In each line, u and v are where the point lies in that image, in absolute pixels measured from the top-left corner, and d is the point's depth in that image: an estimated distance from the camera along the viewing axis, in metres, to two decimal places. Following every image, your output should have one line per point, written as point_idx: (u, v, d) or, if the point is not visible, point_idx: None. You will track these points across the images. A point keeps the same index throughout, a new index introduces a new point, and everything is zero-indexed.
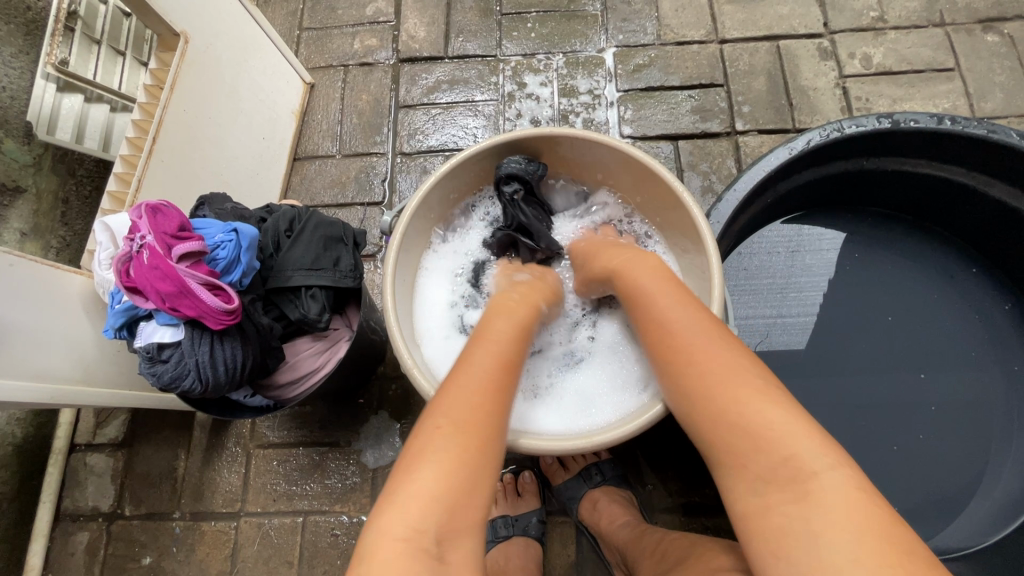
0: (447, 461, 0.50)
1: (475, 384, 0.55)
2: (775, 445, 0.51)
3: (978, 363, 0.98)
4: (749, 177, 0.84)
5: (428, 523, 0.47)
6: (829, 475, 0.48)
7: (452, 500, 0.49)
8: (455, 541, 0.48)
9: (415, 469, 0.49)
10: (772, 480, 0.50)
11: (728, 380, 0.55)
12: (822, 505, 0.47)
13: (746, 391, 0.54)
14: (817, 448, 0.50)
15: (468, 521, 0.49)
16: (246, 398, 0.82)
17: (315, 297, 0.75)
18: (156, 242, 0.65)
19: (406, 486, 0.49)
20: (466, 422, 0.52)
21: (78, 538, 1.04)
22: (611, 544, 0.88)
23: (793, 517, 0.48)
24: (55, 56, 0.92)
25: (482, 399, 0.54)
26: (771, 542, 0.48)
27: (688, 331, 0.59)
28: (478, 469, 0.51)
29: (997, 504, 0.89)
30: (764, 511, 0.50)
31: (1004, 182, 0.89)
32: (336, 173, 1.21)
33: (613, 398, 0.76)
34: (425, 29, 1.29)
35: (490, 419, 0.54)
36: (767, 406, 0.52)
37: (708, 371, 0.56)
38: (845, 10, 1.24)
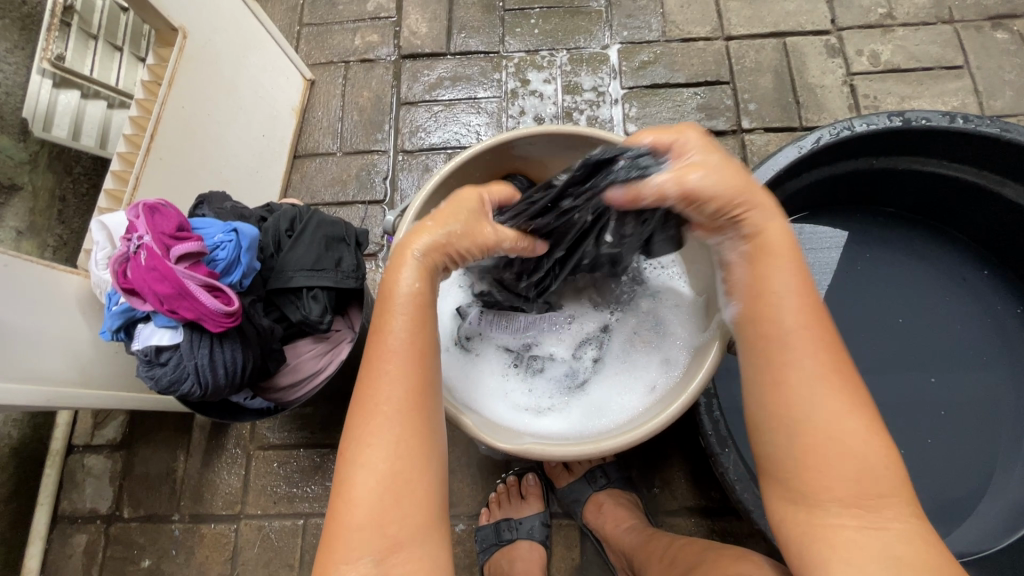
0: (368, 484, 0.50)
1: (388, 387, 0.53)
2: (869, 478, 0.51)
3: (987, 364, 0.97)
4: (758, 176, 0.83)
5: (364, 547, 0.49)
6: (908, 516, 0.50)
7: (385, 518, 0.50)
8: (398, 553, 0.50)
9: (348, 487, 0.51)
10: (855, 501, 0.50)
11: (837, 403, 0.52)
12: (904, 541, 0.49)
13: (850, 419, 0.52)
14: (906, 491, 0.51)
15: (409, 530, 0.50)
16: (247, 400, 0.80)
17: (315, 298, 0.74)
18: (154, 243, 0.64)
19: (339, 502, 0.51)
20: (382, 434, 0.52)
21: (77, 541, 1.03)
22: (616, 548, 0.87)
23: (866, 543, 0.49)
24: (52, 51, 0.90)
25: (387, 406, 0.53)
26: (830, 547, 0.50)
27: (800, 338, 0.54)
28: (406, 478, 0.51)
29: (1007, 508, 0.88)
30: (833, 528, 0.50)
31: (1016, 181, 0.88)
32: (336, 171, 1.19)
33: (618, 408, 0.74)
34: (427, 25, 1.27)
35: (404, 422, 0.52)
36: (858, 430, 0.52)
37: (811, 374, 0.53)
38: (852, 7, 1.22)
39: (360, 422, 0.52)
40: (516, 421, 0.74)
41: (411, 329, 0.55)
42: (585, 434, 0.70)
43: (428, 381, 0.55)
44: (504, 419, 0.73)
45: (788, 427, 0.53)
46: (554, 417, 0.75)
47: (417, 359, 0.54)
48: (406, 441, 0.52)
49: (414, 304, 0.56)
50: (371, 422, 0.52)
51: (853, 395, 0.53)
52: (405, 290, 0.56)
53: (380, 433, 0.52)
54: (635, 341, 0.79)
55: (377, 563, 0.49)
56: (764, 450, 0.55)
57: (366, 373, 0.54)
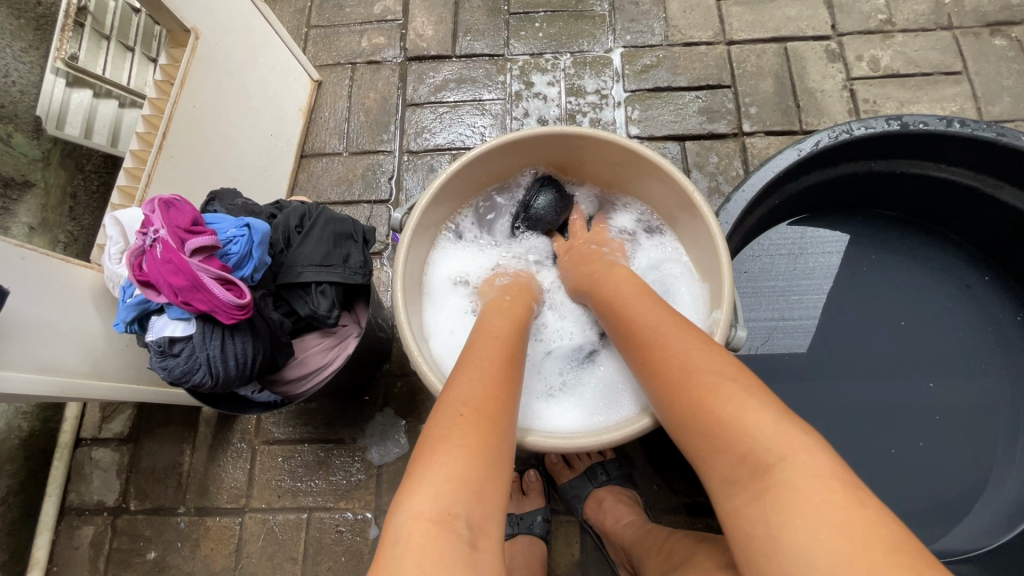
0: (464, 442, 0.49)
1: (488, 368, 0.58)
2: (740, 439, 0.50)
3: (983, 366, 0.98)
4: (758, 177, 0.84)
5: (456, 504, 0.46)
6: (786, 465, 0.47)
7: (478, 481, 0.48)
8: (484, 523, 0.46)
9: (437, 450, 0.49)
10: (741, 477, 0.49)
11: (701, 382, 0.55)
12: (789, 495, 0.45)
13: (718, 390, 0.53)
14: (775, 436, 0.49)
15: (497, 505, 0.48)
16: (254, 393, 0.82)
17: (324, 294, 0.76)
18: (169, 236, 0.65)
19: (428, 463, 0.48)
20: (478, 405, 0.53)
21: (83, 532, 1.04)
22: (616, 543, 0.88)
23: (757, 518, 0.47)
24: (65, 51, 0.92)
25: (487, 385, 0.56)
26: (741, 536, 0.48)
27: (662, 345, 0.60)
28: (494, 452, 0.50)
29: (1002, 507, 0.89)
30: (737, 512, 0.49)
31: (1011, 185, 0.89)
32: (343, 171, 1.21)
33: (628, 389, 0.75)
34: (433, 28, 1.29)
35: (499, 409, 0.54)
36: (720, 397, 0.53)
37: (668, 363, 0.58)
38: (853, 13, 1.24)
39: (455, 397, 0.54)
40: (524, 402, 0.76)
41: (511, 342, 0.64)
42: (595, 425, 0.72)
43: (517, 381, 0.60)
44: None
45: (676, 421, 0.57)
46: (565, 404, 0.77)
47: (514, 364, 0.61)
48: (496, 423, 0.53)
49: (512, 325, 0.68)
50: (472, 394, 0.54)
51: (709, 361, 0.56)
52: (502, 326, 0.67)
53: (477, 403, 0.53)
54: None
55: (469, 528, 0.45)
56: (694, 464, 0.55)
57: (466, 364, 0.59)
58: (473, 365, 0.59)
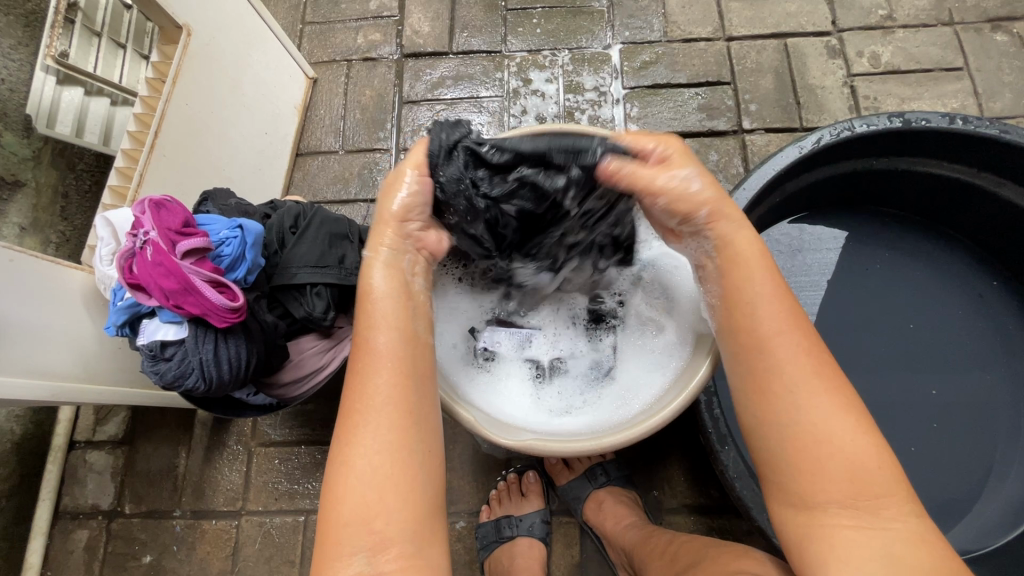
0: (354, 480, 0.50)
1: (379, 379, 0.53)
2: (867, 482, 0.51)
3: (985, 366, 0.98)
4: (759, 176, 0.83)
5: (354, 543, 0.49)
6: (908, 515, 0.50)
7: (370, 514, 0.50)
8: (387, 549, 0.49)
9: (336, 488, 0.51)
10: (853, 503, 0.51)
11: (833, 412, 0.52)
12: (904, 540, 0.49)
13: (847, 425, 0.52)
14: (908, 497, 0.51)
15: (395, 525, 0.50)
16: (249, 396, 0.81)
17: (319, 295, 0.75)
18: (160, 238, 0.64)
19: (331, 500, 0.51)
20: (370, 426, 0.52)
21: (78, 537, 1.03)
22: (616, 545, 0.87)
23: (865, 542, 0.49)
24: (55, 48, 0.90)
25: (373, 404, 0.52)
26: (830, 547, 0.50)
27: (791, 345, 0.55)
28: (391, 473, 0.51)
29: (1004, 507, 0.89)
30: (833, 526, 0.51)
31: (1013, 182, 0.89)
32: (339, 169, 1.20)
33: (639, 396, 0.73)
34: (430, 24, 1.28)
35: (387, 420, 0.52)
36: (853, 434, 0.52)
37: (793, 372, 0.54)
38: (853, 8, 1.23)
39: (348, 419, 0.53)
40: (536, 419, 0.74)
41: (395, 328, 0.56)
42: (607, 427, 0.70)
43: (414, 376, 0.55)
44: (523, 419, 0.73)
45: (772, 425, 0.54)
46: (581, 414, 0.75)
47: (405, 355, 0.55)
48: (394, 444, 0.51)
49: (388, 305, 0.57)
50: (360, 418, 0.52)
51: (835, 390, 0.54)
52: (377, 287, 0.58)
53: (365, 430, 0.51)
54: (646, 326, 0.80)
55: (368, 559, 0.49)
56: (764, 460, 0.55)
57: (353, 375, 0.55)
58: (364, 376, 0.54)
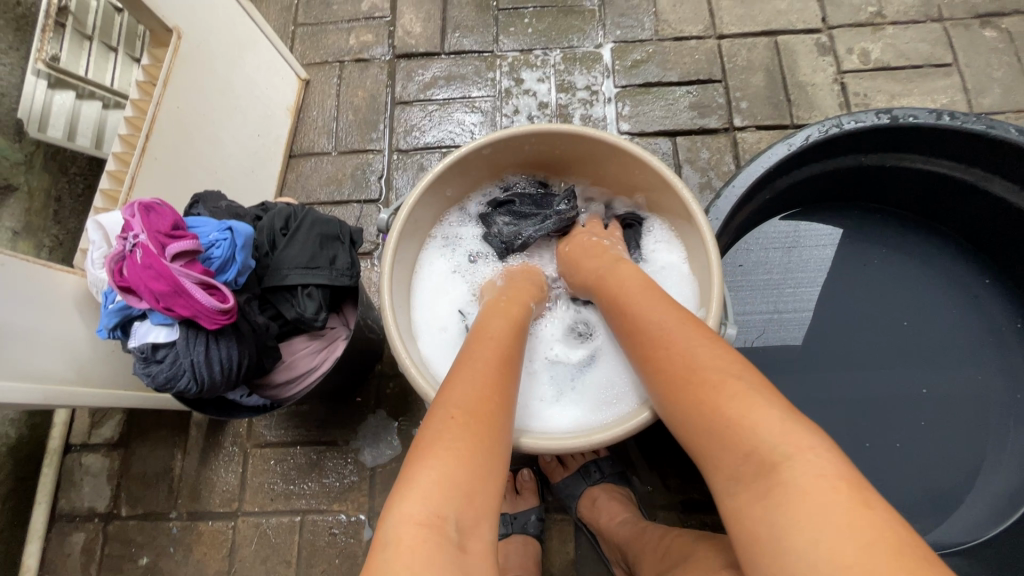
0: (457, 445, 0.49)
1: (488, 370, 0.57)
2: (745, 434, 0.49)
3: (975, 360, 0.98)
4: (748, 173, 0.84)
5: (449, 505, 0.46)
6: (804, 463, 0.46)
7: (466, 485, 0.48)
8: (477, 524, 0.47)
9: (429, 449, 0.49)
10: (748, 474, 0.49)
11: (714, 387, 0.53)
12: (798, 494, 0.45)
13: (727, 390, 0.52)
14: (783, 429, 0.48)
15: (488, 504, 0.49)
16: (243, 398, 0.80)
17: (311, 296, 0.75)
18: (149, 241, 0.64)
19: (420, 458, 0.49)
20: (481, 402, 0.54)
21: (74, 539, 1.03)
22: (610, 541, 0.87)
23: (767, 512, 0.46)
24: (46, 52, 0.91)
25: (483, 384, 0.55)
26: (748, 527, 0.48)
27: (665, 336, 0.59)
28: (490, 452, 0.51)
29: (995, 498, 0.90)
30: (745, 506, 0.48)
31: (1002, 177, 0.89)
32: (331, 170, 1.20)
33: (625, 390, 0.75)
34: (421, 25, 1.28)
35: (497, 404, 0.54)
36: (732, 402, 0.51)
37: (677, 365, 0.56)
38: (842, 6, 1.23)
39: (454, 393, 0.54)
40: (530, 412, 0.75)
41: (509, 342, 0.63)
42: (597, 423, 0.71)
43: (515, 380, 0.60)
44: (520, 412, 0.74)
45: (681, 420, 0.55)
46: (574, 406, 0.76)
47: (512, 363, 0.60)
48: (491, 427, 0.52)
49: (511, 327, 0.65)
50: (472, 394, 0.54)
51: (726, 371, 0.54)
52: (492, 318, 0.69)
53: (478, 402, 0.53)
54: None
55: (459, 527, 0.46)
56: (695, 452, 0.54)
57: (466, 361, 0.58)
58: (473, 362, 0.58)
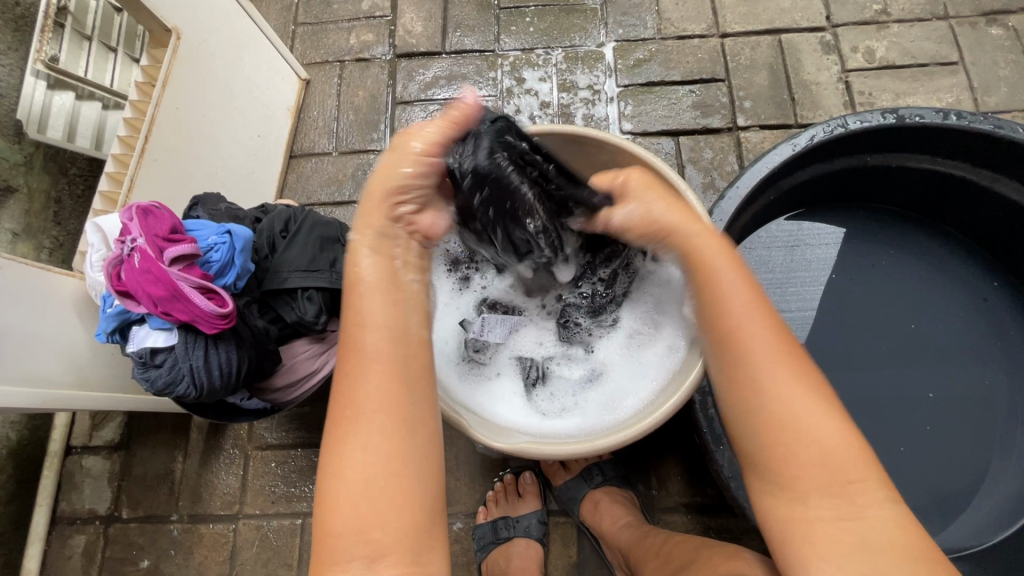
0: (351, 490, 0.49)
1: (368, 380, 0.52)
2: (840, 467, 0.51)
3: (981, 362, 0.97)
4: (753, 173, 0.83)
5: (352, 552, 0.48)
6: (882, 503, 0.50)
7: (366, 526, 0.48)
8: (385, 557, 0.48)
9: (328, 501, 0.50)
10: (828, 490, 0.51)
11: (805, 402, 0.53)
12: (881, 529, 0.49)
13: (817, 411, 0.52)
14: (882, 481, 0.52)
15: (393, 533, 0.49)
16: (243, 401, 0.79)
17: (311, 299, 0.74)
18: (147, 245, 0.64)
19: (322, 513, 0.50)
20: (360, 430, 0.50)
21: (75, 542, 1.03)
22: (613, 545, 0.87)
23: (838, 533, 0.49)
24: (46, 53, 0.90)
25: (362, 405, 0.51)
26: (808, 538, 0.50)
27: (753, 326, 0.55)
28: (388, 479, 0.50)
29: (1001, 502, 0.89)
30: (809, 519, 0.51)
31: (1009, 177, 0.88)
32: (332, 171, 1.19)
33: (629, 400, 0.74)
34: (422, 24, 1.27)
35: (379, 422, 0.51)
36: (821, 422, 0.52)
37: (765, 367, 0.54)
38: (847, 3, 1.22)
39: (339, 426, 0.51)
40: (528, 422, 0.74)
41: (387, 323, 0.54)
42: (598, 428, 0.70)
43: (407, 372, 0.53)
44: (515, 421, 0.73)
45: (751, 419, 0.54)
46: (574, 416, 0.75)
47: (396, 354, 0.53)
48: (385, 451, 0.50)
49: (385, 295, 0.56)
50: (353, 423, 0.51)
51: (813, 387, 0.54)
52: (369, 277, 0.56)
53: (356, 434, 0.50)
54: (636, 339, 0.80)
55: (366, 566, 0.48)
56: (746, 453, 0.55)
57: (345, 374, 0.53)
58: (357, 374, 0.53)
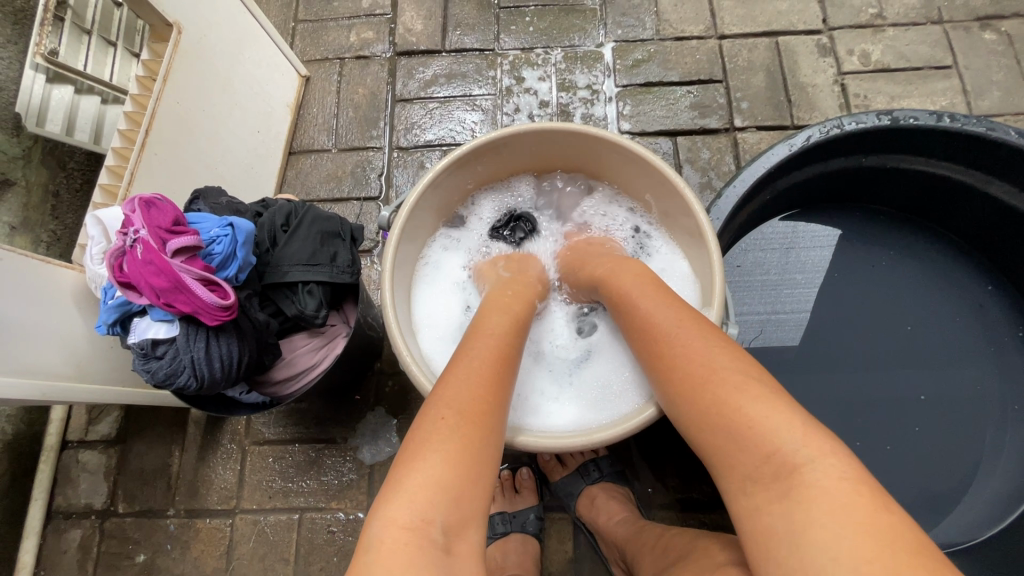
0: (452, 448, 0.49)
1: (490, 368, 0.56)
2: (765, 444, 0.49)
3: (972, 363, 0.98)
4: (750, 173, 0.84)
5: (436, 506, 0.46)
6: (813, 466, 0.47)
7: (456, 487, 0.47)
8: (463, 526, 0.46)
9: (421, 450, 0.49)
10: (758, 475, 0.49)
11: (721, 382, 0.53)
12: (809, 498, 0.45)
13: (737, 390, 0.52)
14: (804, 440, 0.48)
15: (476, 507, 0.48)
16: (242, 394, 0.81)
17: (311, 293, 0.75)
18: (150, 236, 0.64)
19: (410, 461, 0.48)
20: (473, 402, 0.52)
21: (71, 536, 1.03)
22: (608, 540, 0.88)
23: (776, 516, 0.47)
24: (44, 46, 0.89)
25: (478, 383, 0.54)
26: (759, 534, 0.48)
27: (674, 332, 0.59)
28: (482, 454, 0.50)
29: (992, 498, 0.90)
30: (755, 511, 0.49)
31: (1000, 179, 0.90)
32: (331, 168, 1.20)
33: (625, 395, 0.74)
34: (422, 23, 1.28)
35: (489, 403, 0.53)
36: (747, 401, 0.51)
37: (697, 371, 0.55)
38: (843, 7, 1.24)
39: (450, 390, 0.53)
40: (526, 409, 0.75)
41: (512, 340, 0.62)
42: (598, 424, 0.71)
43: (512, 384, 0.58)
44: (513, 409, 0.74)
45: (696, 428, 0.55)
46: (573, 406, 0.76)
47: (512, 364, 0.59)
48: (489, 434, 0.52)
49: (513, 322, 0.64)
50: (465, 390, 0.53)
51: (736, 370, 0.54)
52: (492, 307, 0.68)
53: (471, 402, 0.52)
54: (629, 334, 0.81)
55: (445, 529, 0.45)
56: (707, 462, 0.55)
57: (464, 358, 0.57)
58: (475, 361, 0.56)
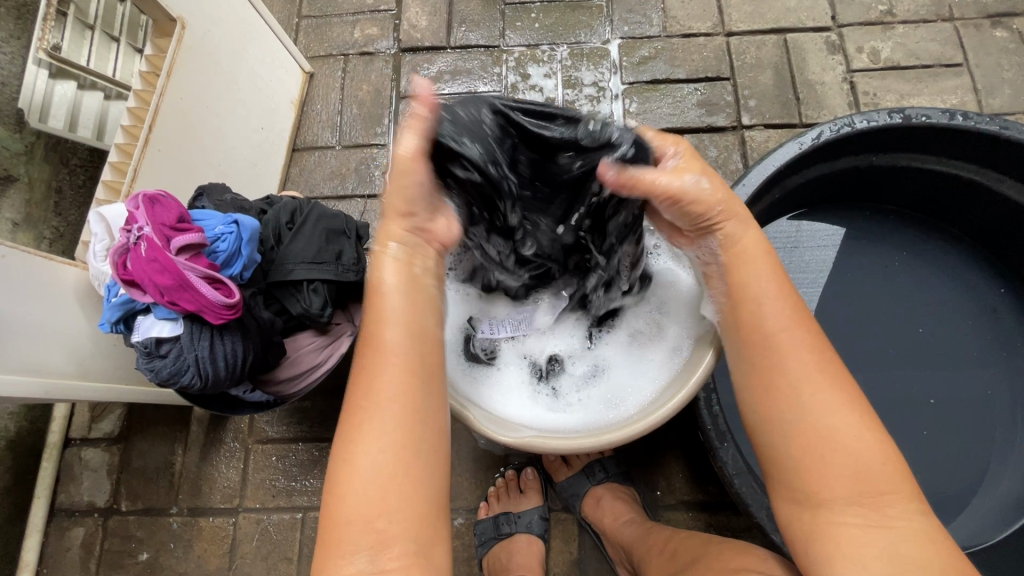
0: (361, 482, 0.51)
1: (387, 372, 0.54)
2: (874, 480, 0.52)
3: (982, 364, 0.98)
4: (759, 172, 0.83)
5: (357, 541, 0.49)
6: (913, 514, 0.52)
7: (374, 517, 0.50)
8: (390, 548, 0.49)
9: (336, 493, 0.51)
10: (858, 500, 0.52)
11: (841, 409, 0.53)
12: (907, 537, 0.51)
13: (855, 423, 0.53)
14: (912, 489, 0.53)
15: (399, 525, 0.50)
16: (246, 393, 0.80)
17: (316, 291, 0.74)
18: (154, 234, 0.64)
19: (331, 504, 0.51)
20: (373, 421, 0.52)
21: (74, 534, 1.02)
22: (614, 541, 0.87)
23: (871, 542, 0.51)
24: (48, 41, 0.88)
25: (374, 401, 0.53)
26: (833, 548, 0.52)
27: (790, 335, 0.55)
28: (396, 471, 0.51)
29: (1002, 501, 0.89)
30: (836, 525, 0.52)
31: (1013, 178, 0.89)
32: (336, 165, 1.19)
33: (631, 400, 0.73)
34: (427, 19, 1.27)
35: (388, 415, 0.52)
36: (862, 434, 0.53)
37: (805, 385, 0.54)
38: (852, 4, 1.22)
39: (351, 417, 0.53)
40: (531, 417, 0.73)
41: (405, 316, 0.56)
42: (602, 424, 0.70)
43: (426, 369, 0.55)
44: (517, 416, 0.73)
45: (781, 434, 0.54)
46: (579, 411, 0.75)
47: (416, 348, 0.55)
48: (400, 444, 0.52)
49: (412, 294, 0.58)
50: (365, 412, 0.52)
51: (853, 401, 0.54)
52: (388, 283, 0.58)
53: (367, 426, 0.52)
54: (637, 341, 0.79)
55: (371, 559, 0.49)
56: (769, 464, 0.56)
57: (363, 371, 0.54)
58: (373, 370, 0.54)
